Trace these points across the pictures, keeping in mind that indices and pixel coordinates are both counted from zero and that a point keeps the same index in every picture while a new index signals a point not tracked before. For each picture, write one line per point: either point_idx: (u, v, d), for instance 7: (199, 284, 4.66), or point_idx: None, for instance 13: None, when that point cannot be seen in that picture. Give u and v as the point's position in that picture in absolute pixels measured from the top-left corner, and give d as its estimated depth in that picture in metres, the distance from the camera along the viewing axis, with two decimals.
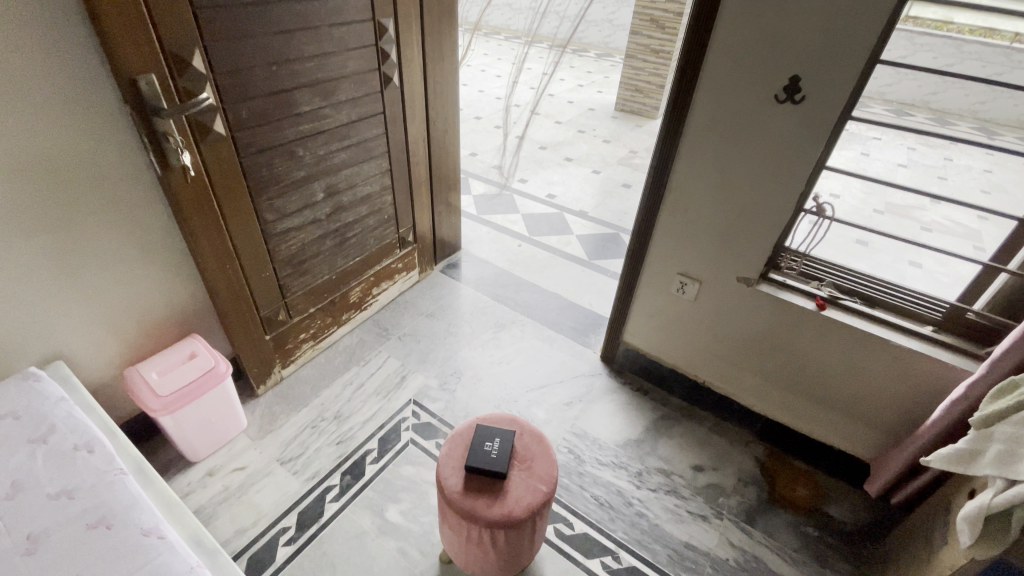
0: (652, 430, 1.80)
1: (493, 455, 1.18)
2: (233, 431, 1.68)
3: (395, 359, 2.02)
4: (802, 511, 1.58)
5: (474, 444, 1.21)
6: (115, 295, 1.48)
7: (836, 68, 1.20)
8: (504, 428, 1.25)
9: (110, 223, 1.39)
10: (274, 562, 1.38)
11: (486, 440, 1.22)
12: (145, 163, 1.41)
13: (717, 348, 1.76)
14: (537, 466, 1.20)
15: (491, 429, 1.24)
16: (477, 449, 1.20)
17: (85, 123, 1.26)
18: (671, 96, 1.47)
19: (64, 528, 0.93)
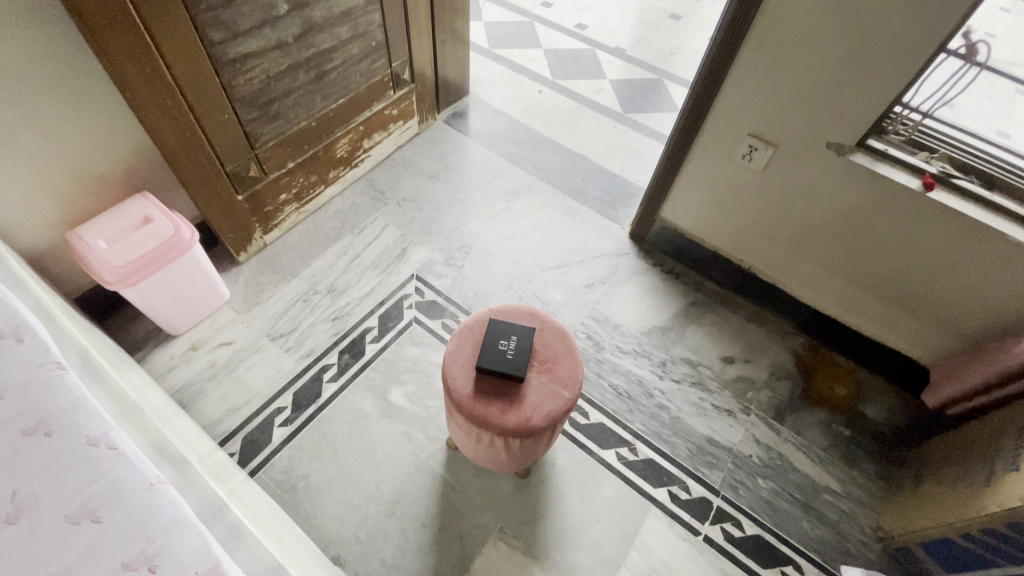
0: (682, 316, 1.61)
1: (508, 356, 0.98)
2: (215, 303, 1.51)
3: (394, 228, 1.76)
4: (836, 410, 1.47)
5: (487, 341, 1.00)
6: (31, 141, 1.16)
7: None
8: (522, 323, 1.04)
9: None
10: (270, 442, 1.29)
11: (500, 337, 1.01)
12: None
13: (775, 228, 1.49)
14: (559, 369, 1.01)
15: (506, 325, 1.03)
16: (488, 348, 0.99)
17: None
18: None
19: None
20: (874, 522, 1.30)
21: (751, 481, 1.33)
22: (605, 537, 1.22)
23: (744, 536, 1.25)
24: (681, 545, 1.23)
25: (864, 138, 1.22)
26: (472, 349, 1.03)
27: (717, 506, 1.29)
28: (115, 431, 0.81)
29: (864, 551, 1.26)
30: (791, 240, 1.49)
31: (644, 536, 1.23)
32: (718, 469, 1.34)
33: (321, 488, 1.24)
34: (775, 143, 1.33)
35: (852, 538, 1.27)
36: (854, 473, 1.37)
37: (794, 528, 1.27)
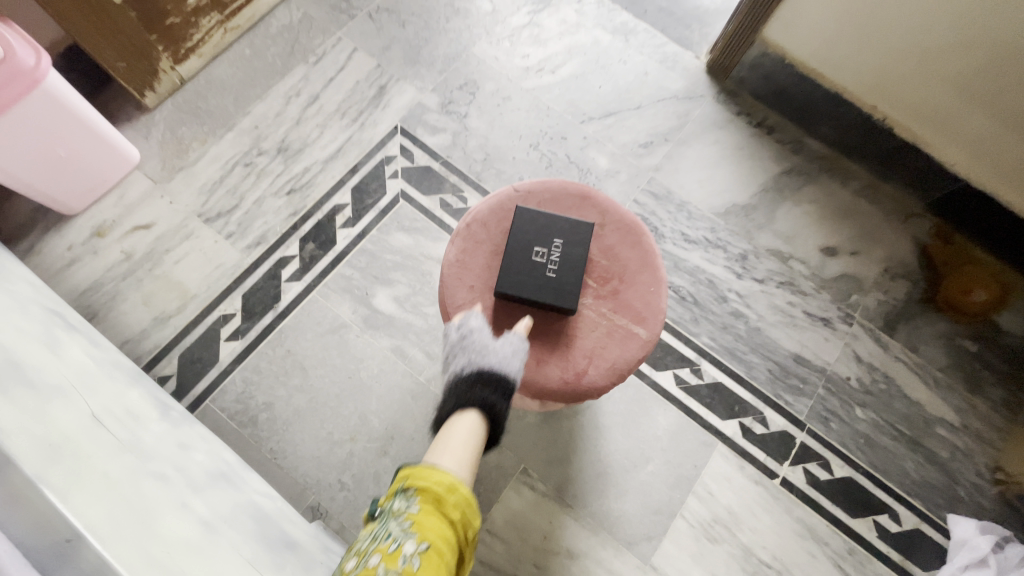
0: (772, 190, 1.16)
1: (548, 275, 0.64)
2: (119, 170, 1.08)
3: (367, 55, 1.21)
4: (966, 320, 1.10)
5: (515, 250, 0.65)
6: None
7: None
8: (571, 221, 0.66)
9: None
10: (217, 363, 0.97)
11: (535, 242, 0.65)
12: None
13: (950, 56, 0.96)
14: (630, 294, 0.66)
15: (545, 222, 0.66)
16: (516, 259, 0.64)
17: None
18: None
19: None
20: (994, 463, 1.02)
21: (846, 412, 1.03)
22: (658, 481, 0.96)
23: (831, 479, 0.98)
24: (753, 490, 0.97)
25: None
26: (489, 259, 0.68)
27: (800, 443, 1.00)
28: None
29: (977, 497, 1.00)
30: (969, 75, 0.96)
31: (705, 479, 0.97)
32: (805, 396, 1.03)
33: (289, 421, 0.94)
34: None
35: (965, 481, 1.01)
36: (978, 401, 1.06)
37: (894, 470, 1.00)
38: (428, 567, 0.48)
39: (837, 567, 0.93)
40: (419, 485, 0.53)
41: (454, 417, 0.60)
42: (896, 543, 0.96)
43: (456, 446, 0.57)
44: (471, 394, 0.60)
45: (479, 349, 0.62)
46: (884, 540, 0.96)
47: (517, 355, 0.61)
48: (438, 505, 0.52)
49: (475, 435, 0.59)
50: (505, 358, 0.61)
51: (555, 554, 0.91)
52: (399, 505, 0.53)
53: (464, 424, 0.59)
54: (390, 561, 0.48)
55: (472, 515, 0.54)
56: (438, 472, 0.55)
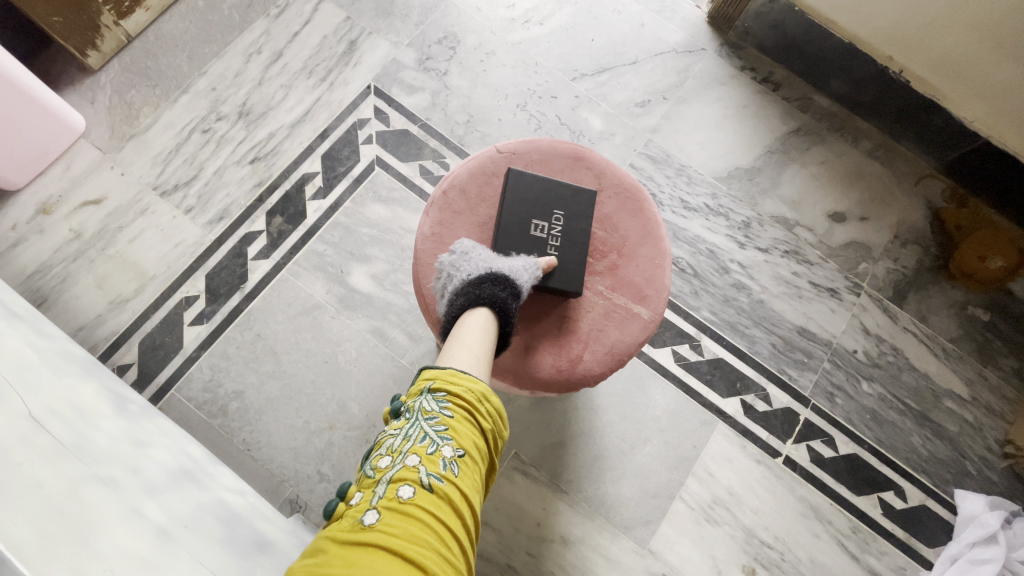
0: (778, 152, 1.08)
1: (549, 250, 0.57)
2: (62, 138, 0.97)
3: (335, 6, 1.10)
4: (977, 288, 1.05)
5: (511, 222, 0.57)
6: None
7: None
8: (567, 187, 0.59)
9: None
10: (181, 349, 0.90)
11: (534, 213, 0.58)
12: None
13: None
14: (631, 269, 0.59)
15: (543, 190, 0.59)
16: (514, 231, 0.57)
17: None
18: None
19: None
20: (1002, 435, 0.99)
21: (852, 386, 0.98)
22: (657, 463, 0.91)
23: (836, 457, 0.94)
24: (755, 470, 0.92)
25: None
26: (472, 231, 0.60)
27: (805, 419, 0.96)
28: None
29: (984, 471, 0.97)
30: (997, 18, 0.87)
31: (705, 460, 0.92)
32: (810, 371, 0.98)
33: (262, 410, 0.88)
34: None
35: (972, 455, 0.97)
36: (987, 372, 1.02)
37: (900, 445, 0.97)
38: (468, 475, 0.44)
39: (841, 547, 0.90)
40: (452, 388, 0.48)
41: (462, 319, 0.53)
42: (900, 520, 0.93)
43: (471, 346, 0.51)
44: (477, 293, 0.53)
45: (485, 258, 0.56)
46: (888, 517, 0.93)
47: (532, 261, 0.55)
48: (473, 411, 0.48)
49: (490, 335, 0.52)
50: (515, 265, 0.55)
51: (549, 542, 0.86)
52: (432, 405, 0.47)
53: (475, 324, 0.53)
54: (430, 465, 0.43)
55: (501, 423, 0.51)
56: (464, 372, 0.49)
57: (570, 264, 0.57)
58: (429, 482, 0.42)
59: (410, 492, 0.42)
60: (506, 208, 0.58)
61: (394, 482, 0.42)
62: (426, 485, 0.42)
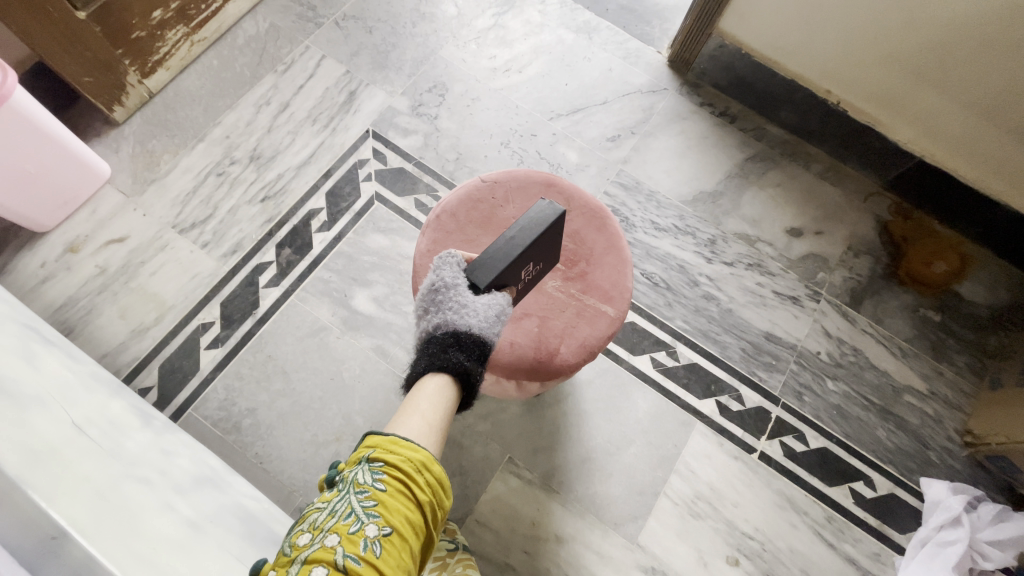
0: (737, 176, 1.20)
1: (516, 285, 0.62)
2: (89, 184, 1.07)
3: (335, 62, 1.23)
4: (926, 291, 1.15)
5: (506, 275, 0.59)
6: None
7: None
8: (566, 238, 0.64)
9: None
10: (199, 372, 0.97)
11: (533, 258, 0.61)
12: None
13: (893, 36, 1.00)
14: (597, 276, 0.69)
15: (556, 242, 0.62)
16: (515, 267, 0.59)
17: None
18: None
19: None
20: (961, 426, 1.07)
21: (818, 385, 1.07)
22: (641, 462, 0.98)
23: (807, 451, 1.02)
24: (733, 466, 1.00)
25: None
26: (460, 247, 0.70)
27: (776, 417, 1.03)
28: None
29: (947, 459, 1.05)
30: (908, 54, 1.01)
31: (687, 458, 0.99)
32: (778, 372, 1.07)
33: (272, 425, 0.95)
34: None
35: (934, 445, 1.05)
36: (942, 368, 1.11)
37: (867, 438, 1.04)
38: (390, 554, 0.47)
39: (818, 535, 0.97)
40: (389, 458, 0.53)
41: (425, 380, 0.60)
42: (872, 508, 1.00)
43: (424, 413, 0.58)
44: (444, 357, 0.60)
45: (456, 308, 0.61)
46: (860, 506, 0.99)
47: (499, 313, 0.61)
48: (408, 483, 0.52)
49: (442, 403, 0.59)
50: (483, 323, 0.61)
51: (544, 540, 0.92)
52: (365, 477, 0.51)
53: (432, 389, 0.60)
54: (350, 544, 0.47)
55: (441, 492, 0.55)
56: (406, 441, 0.55)
57: (536, 282, 0.65)
58: (345, 563, 0.45)
59: (324, 573, 0.45)
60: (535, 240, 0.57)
61: (309, 562, 0.46)
62: (341, 567, 0.45)
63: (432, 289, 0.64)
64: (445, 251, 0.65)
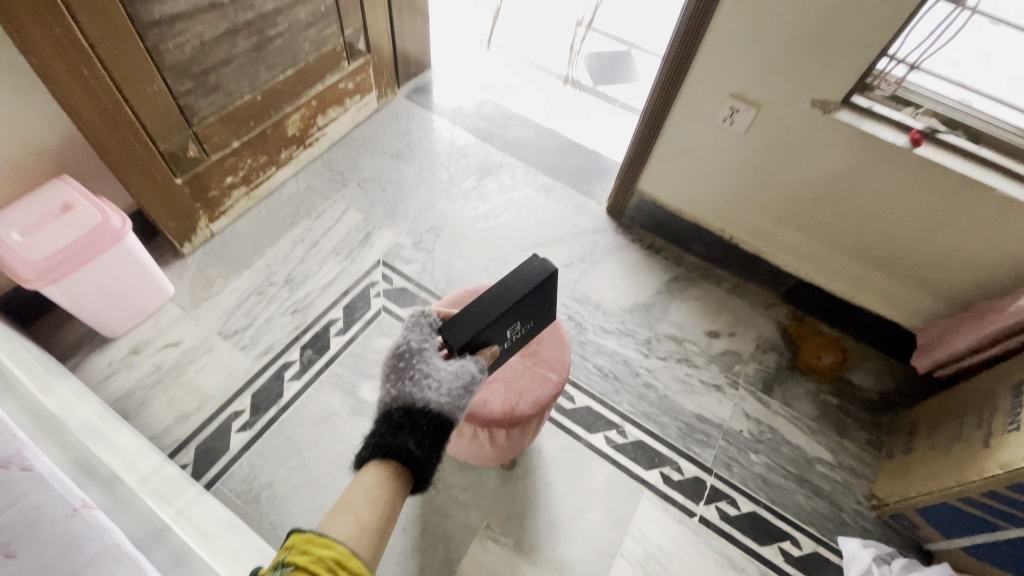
0: (664, 292, 1.56)
1: (500, 341, 0.84)
2: (157, 300, 1.35)
3: (356, 212, 1.63)
4: (823, 379, 1.43)
5: (495, 331, 0.79)
6: None
7: None
8: (548, 307, 0.88)
9: None
10: (228, 451, 1.17)
11: (519, 316, 0.82)
12: None
13: (757, 194, 1.40)
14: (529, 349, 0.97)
15: (540, 303, 0.85)
16: (511, 314, 0.79)
17: None
18: None
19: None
20: (868, 491, 1.26)
21: (743, 457, 1.29)
22: (599, 526, 1.16)
23: (739, 514, 1.21)
24: (677, 527, 1.18)
25: (850, 93, 1.14)
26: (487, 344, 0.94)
27: (711, 484, 1.24)
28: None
29: (859, 521, 1.23)
30: (770, 206, 1.41)
31: (637, 521, 1.17)
32: (709, 447, 1.30)
33: (286, 496, 1.12)
34: (757, 104, 1.23)
35: (847, 508, 1.24)
36: (845, 442, 1.34)
37: (789, 502, 1.24)
38: None
39: None
40: (301, 563, 0.56)
41: (370, 468, 0.69)
42: (799, 565, 1.16)
43: (357, 515, 0.64)
44: (397, 429, 0.71)
45: (421, 380, 0.75)
46: (790, 562, 1.16)
47: (456, 389, 0.75)
48: None
49: (376, 501, 0.66)
50: (442, 390, 0.74)
51: None
52: None
53: (373, 480, 0.68)
54: None
55: None
56: (322, 540, 0.58)
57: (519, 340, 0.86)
58: None
59: None
60: (530, 288, 0.79)
61: None
62: None
63: (403, 357, 0.78)
64: (416, 309, 0.84)
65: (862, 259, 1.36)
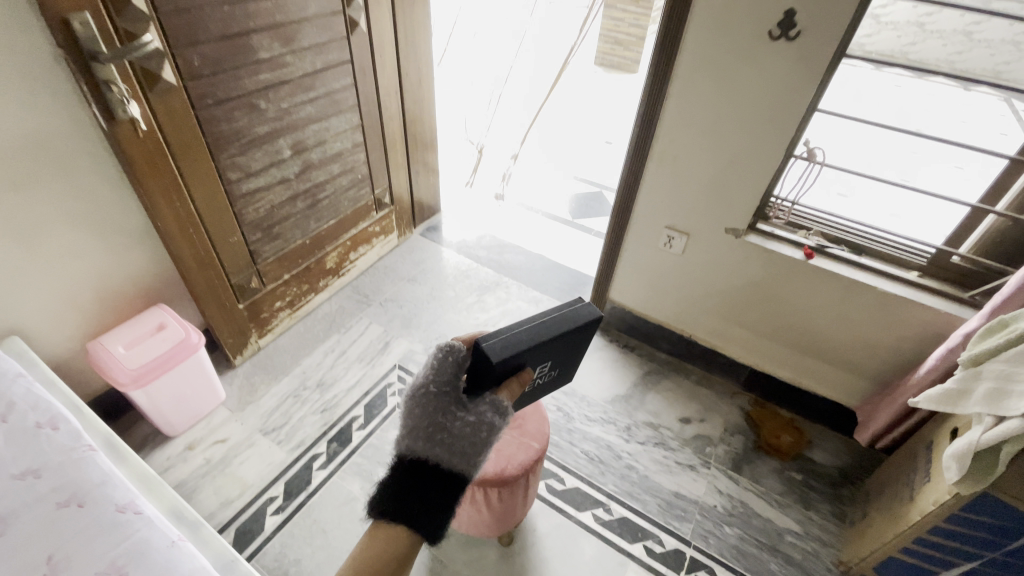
0: (640, 385, 1.81)
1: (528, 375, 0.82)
2: (212, 404, 1.62)
3: (378, 326, 1.96)
4: (786, 457, 1.61)
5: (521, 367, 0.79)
6: (79, 275, 1.39)
7: (822, 36, 1.14)
8: (574, 354, 0.89)
9: (71, 195, 1.30)
10: (262, 532, 1.35)
11: (549, 355, 0.82)
12: (94, 131, 1.29)
13: (704, 299, 1.72)
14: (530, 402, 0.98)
15: (568, 347, 0.85)
16: (552, 346, 0.80)
17: (34, 87, 1.16)
18: (650, 73, 1.41)
19: (19, 497, 0.89)
20: (836, 559, 1.38)
21: (718, 530, 1.43)
22: None
23: None
24: None
25: (753, 222, 1.51)
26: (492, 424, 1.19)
27: (690, 555, 1.37)
28: (94, 491, 0.92)
29: None
30: (715, 308, 1.72)
31: None
32: (687, 521, 1.45)
33: (311, 571, 1.28)
34: (688, 232, 1.61)
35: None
36: (812, 513, 1.48)
37: (763, 571, 1.35)
38: None
39: None
40: None
41: (379, 536, 0.66)
42: None
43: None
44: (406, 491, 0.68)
45: (435, 436, 0.71)
46: None
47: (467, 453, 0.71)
48: None
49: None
50: (456, 450, 0.71)
51: None
52: None
53: (381, 550, 0.65)
54: None
55: None
56: None
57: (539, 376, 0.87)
58: None
59: None
60: (577, 325, 0.82)
61: None
62: None
63: (424, 399, 0.74)
64: (443, 340, 0.78)
65: (798, 348, 1.63)
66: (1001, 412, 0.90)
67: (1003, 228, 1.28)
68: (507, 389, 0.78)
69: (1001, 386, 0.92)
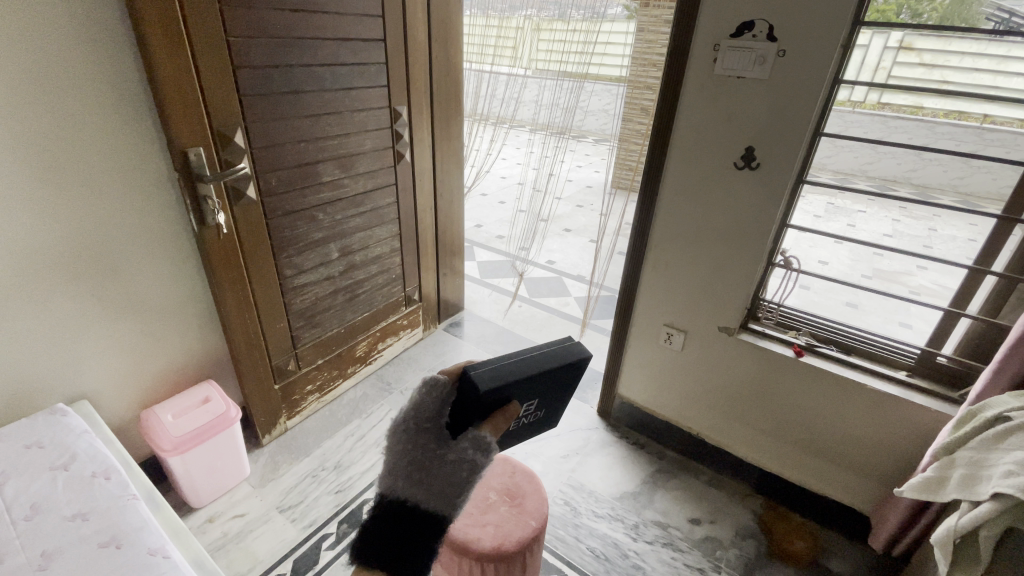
0: (649, 482, 1.82)
1: (517, 407, 0.81)
2: (236, 478, 1.72)
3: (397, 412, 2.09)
4: (800, 565, 1.55)
5: (507, 400, 0.80)
6: (148, 350, 1.62)
7: (779, 165, 1.38)
8: (558, 392, 0.91)
9: (157, 282, 1.58)
10: None
11: (535, 390, 0.84)
12: (185, 234, 1.60)
13: (707, 394, 1.80)
14: (519, 441, 0.98)
15: (552, 384, 0.87)
16: (541, 380, 0.83)
17: (150, 200, 1.49)
18: (642, 193, 1.67)
19: (68, 536, 1.01)
20: None
21: None
22: None
23: None
24: None
25: (743, 322, 1.65)
26: (491, 500, 1.25)
27: None
28: (131, 535, 1.03)
29: None
30: (718, 403, 1.78)
31: None
32: None
33: None
34: (684, 329, 1.75)
35: None
36: None
37: None
38: None
39: None
40: None
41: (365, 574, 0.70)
42: None
43: None
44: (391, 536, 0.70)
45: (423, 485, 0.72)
46: None
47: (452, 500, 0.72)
48: None
49: None
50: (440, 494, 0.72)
51: None
52: None
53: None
54: None
55: None
56: None
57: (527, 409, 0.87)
58: None
59: None
60: (565, 362, 0.85)
61: None
62: None
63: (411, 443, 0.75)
64: (427, 374, 0.77)
65: (803, 446, 1.65)
66: (973, 496, 0.96)
67: (978, 330, 1.36)
68: (491, 423, 0.78)
69: (972, 471, 0.98)
